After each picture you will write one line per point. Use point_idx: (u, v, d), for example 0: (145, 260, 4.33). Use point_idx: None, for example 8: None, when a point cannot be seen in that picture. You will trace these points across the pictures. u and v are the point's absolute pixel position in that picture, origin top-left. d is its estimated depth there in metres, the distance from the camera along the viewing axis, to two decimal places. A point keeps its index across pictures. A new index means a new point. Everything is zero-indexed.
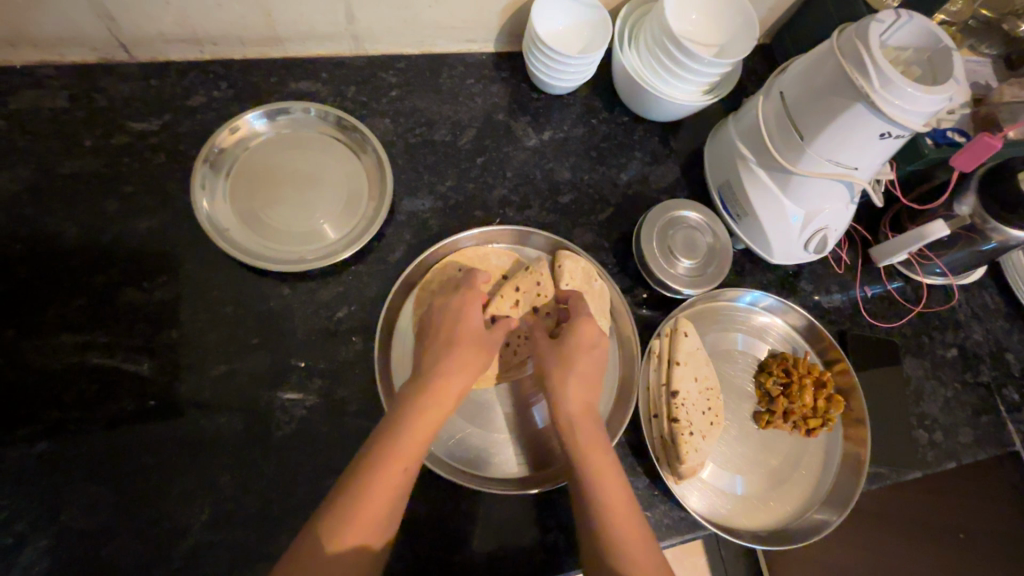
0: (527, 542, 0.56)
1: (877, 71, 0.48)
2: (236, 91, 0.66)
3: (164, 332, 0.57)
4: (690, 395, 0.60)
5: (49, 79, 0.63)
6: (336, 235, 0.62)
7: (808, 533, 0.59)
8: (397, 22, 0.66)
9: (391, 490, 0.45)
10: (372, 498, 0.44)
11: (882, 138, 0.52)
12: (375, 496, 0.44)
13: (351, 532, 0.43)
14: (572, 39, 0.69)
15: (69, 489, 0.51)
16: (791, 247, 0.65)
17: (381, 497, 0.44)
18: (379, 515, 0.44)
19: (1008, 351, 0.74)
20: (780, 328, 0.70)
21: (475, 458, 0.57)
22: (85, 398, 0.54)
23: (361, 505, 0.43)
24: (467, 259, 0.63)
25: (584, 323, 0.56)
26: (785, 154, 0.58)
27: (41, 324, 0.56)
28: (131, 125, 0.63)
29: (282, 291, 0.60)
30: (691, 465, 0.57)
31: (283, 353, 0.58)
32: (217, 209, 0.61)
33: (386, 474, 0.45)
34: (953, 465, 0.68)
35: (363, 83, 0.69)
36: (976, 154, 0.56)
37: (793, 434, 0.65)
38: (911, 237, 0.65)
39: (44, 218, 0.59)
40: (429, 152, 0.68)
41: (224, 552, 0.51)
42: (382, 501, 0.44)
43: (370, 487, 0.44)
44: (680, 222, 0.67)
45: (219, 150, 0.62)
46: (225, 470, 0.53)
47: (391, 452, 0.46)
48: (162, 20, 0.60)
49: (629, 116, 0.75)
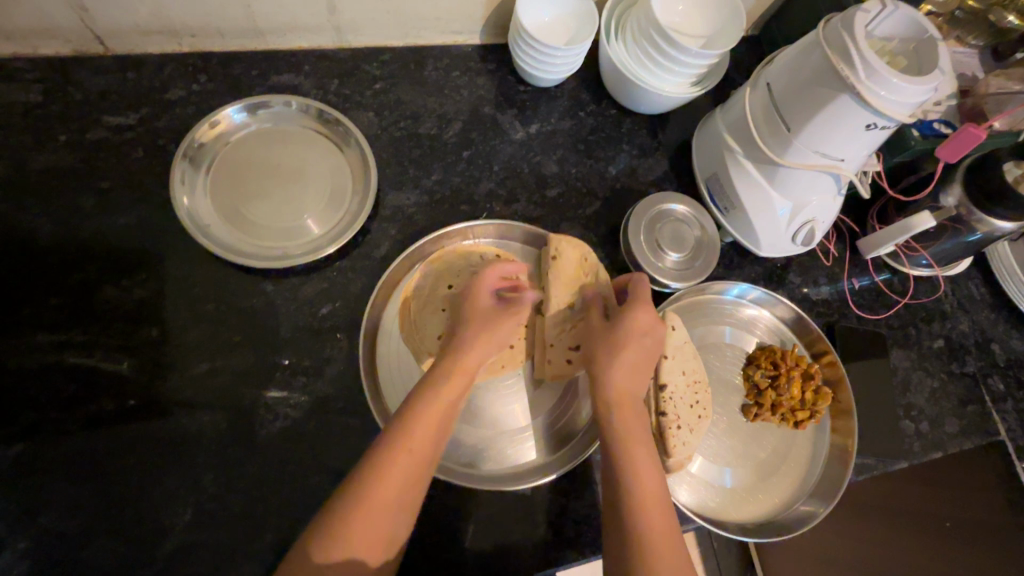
0: (516, 537, 0.56)
1: (862, 60, 0.47)
2: (216, 84, 0.65)
3: (145, 330, 0.56)
4: (678, 388, 0.59)
5: (21, 72, 0.61)
6: (321, 230, 0.61)
7: (795, 525, 0.60)
8: (380, 14, 0.65)
9: (401, 498, 0.44)
10: (366, 525, 0.42)
11: (868, 128, 0.52)
12: (376, 503, 0.43)
13: (362, 540, 0.42)
14: (559, 30, 0.68)
15: (48, 491, 0.50)
16: (779, 239, 0.65)
17: (383, 499, 0.43)
18: (384, 514, 0.43)
19: (993, 341, 0.75)
20: (768, 320, 0.70)
21: (461, 456, 0.57)
22: (63, 399, 0.53)
23: (353, 523, 0.42)
24: (462, 252, 0.63)
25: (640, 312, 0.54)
26: (770, 145, 0.58)
27: (16, 322, 0.55)
28: (107, 119, 0.62)
29: (265, 287, 0.59)
30: (679, 459, 0.57)
31: (267, 350, 0.57)
32: (198, 205, 0.59)
33: (393, 486, 0.44)
34: (939, 455, 0.68)
35: (347, 76, 0.68)
36: (960, 145, 0.55)
37: (781, 425, 0.65)
38: (898, 228, 0.65)
39: (17, 215, 0.58)
40: (415, 146, 0.68)
41: (209, 554, 0.50)
42: (388, 517, 0.43)
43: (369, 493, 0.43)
44: (667, 215, 0.66)
45: (199, 145, 0.61)
46: (208, 468, 0.53)
47: (383, 469, 0.44)
48: (137, 11, 0.59)
49: (617, 108, 0.74)
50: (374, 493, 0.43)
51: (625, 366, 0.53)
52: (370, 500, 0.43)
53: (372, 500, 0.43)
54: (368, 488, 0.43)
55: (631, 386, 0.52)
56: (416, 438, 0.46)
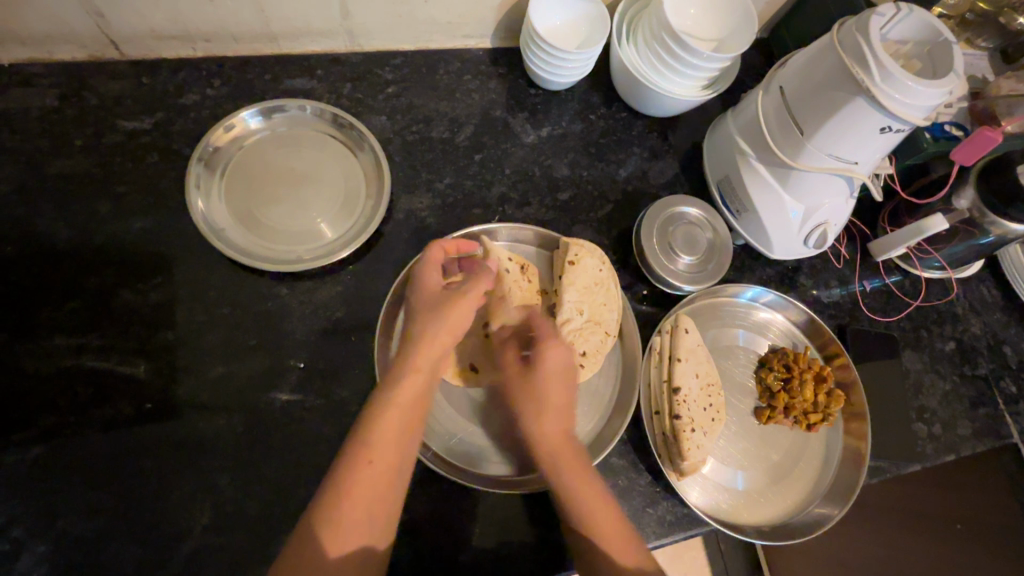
0: (530, 541, 0.56)
1: (878, 64, 0.48)
2: (230, 88, 0.66)
3: (161, 334, 0.56)
4: (692, 392, 0.59)
5: (38, 77, 0.62)
6: (333, 234, 0.62)
7: (809, 529, 0.59)
8: (393, 18, 0.65)
9: (378, 501, 0.45)
10: (350, 526, 0.43)
11: (882, 132, 0.52)
12: (355, 505, 0.43)
13: (346, 535, 0.43)
14: (570, 34, 0.68)
15: (66, 494, 0.50)
16: (791, 241, 0.65)
17: (362, 499, 0.44)
18: (365, 515, 0.44)
19: (1005, 344, 0.75)
20: (781, 323, 0.70)
21: (474, 457, 0.57)
22: (80, 402, 0.53)
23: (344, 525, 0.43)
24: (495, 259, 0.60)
25: (552, 349, 0.55)
26: (785, 148, 0.58)
27: (33, 326, 0.55)
28: (123, 124, 0.62)
29: (279, 291, 0.60)
30: (694, 462, 0.56)
31: (282, 353, 0.58)
32: (212, 209, 0.60)
33: (365, 492, 0.44)
34: (952, 458, 0.68)
35: (359, 80, 0.69)
36: (975, 149, 0.55)
37: (794, 428, 0.65)
38: (910, 231, 0.65)
39: (35, 219, 0.58)
40: (427, 150, 0.68)
41: (226, 557, 0.50)
42: (369, 517, 0.44)
43: (349, 495, 0.44)
44: (680, 218, 0.67)
45: (214, 149, 0.62)
46: (224, 472, 0.53)
47: (358, 477, 0.44)
48: (152, 17, 0.59)
49: (628, 111, 0.74)
50: (351, 494, 0.44)
51: (543, 405, 0.53)
52: (349, 506, 0.43)
53: (347, 504, 0.43)
54: (347, 494, 0.44)
55: (562, 421, 0.53)
56: (383, 448, 0.46)
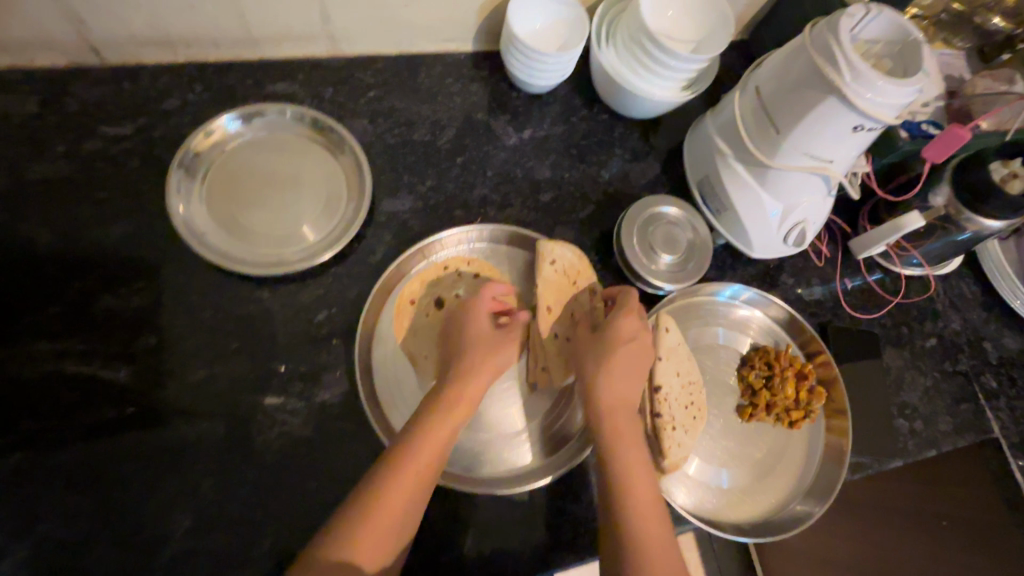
0: (514, 541, 0.56)
1: (848, 64, 0.48)
2: (211, 93, 0.66)
3: (143, 338, 0.56)
4: (673, 390, 0.60)
5: (18, 84, 0.62)
6: (315, 237, 0.62)
7: (792, 525, 0.60)
8: (374, 23, 0.66)
9: (405, 512, 0.46)
10: (378, 530, 0.44)
11: (855, 131, 0.53)
12: (389, 510, 0.45)
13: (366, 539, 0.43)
14: (550, 37, 0.69)
15: (46, 500, 0.50)
16: (770, 240, 0.65)
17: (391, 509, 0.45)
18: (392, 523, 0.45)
19: (986, 340, 0.75)
20: (761, 320, 0.70)
21: (457, 459, 0.57)
22: (60, 407, 0.53)
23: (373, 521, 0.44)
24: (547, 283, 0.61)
25: (625, 319, 0.57)
26: (761, 147, 0.59)
27: (13, 332, 0.55)
28: (104, 129, 0.62)
29: (261, 294, 0.60)
30: (675, 460, 0.57)
31: (264, 357, 0.58)
32: (194, 214, 0.60)
33: (400, 498, 0.46)
34: (934, 453, 0.69)
35: (341, 84, 0.69)
36: (945, 146, 0.56)
37: (777, 426, 0.65)
38: (888, 230, 0.65)
39: (13, 225, 0.58)
40: (409, 152, 0.68)
41: (210, 561, 0.50)
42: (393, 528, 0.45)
43: (381, 503, 0.45)
44: (659, 218, 0.67)
45: (195, 154, 0.62)
46: (206, 475, 0.53)
47: (396, 483, 0.46)
48: (132, 23, 0.59)
49: (609, 113, 0.75)
50: (386, 501, 0.45)
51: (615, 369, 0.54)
52: (377, 513, 0.45)
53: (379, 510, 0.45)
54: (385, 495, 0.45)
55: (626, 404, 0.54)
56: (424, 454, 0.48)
